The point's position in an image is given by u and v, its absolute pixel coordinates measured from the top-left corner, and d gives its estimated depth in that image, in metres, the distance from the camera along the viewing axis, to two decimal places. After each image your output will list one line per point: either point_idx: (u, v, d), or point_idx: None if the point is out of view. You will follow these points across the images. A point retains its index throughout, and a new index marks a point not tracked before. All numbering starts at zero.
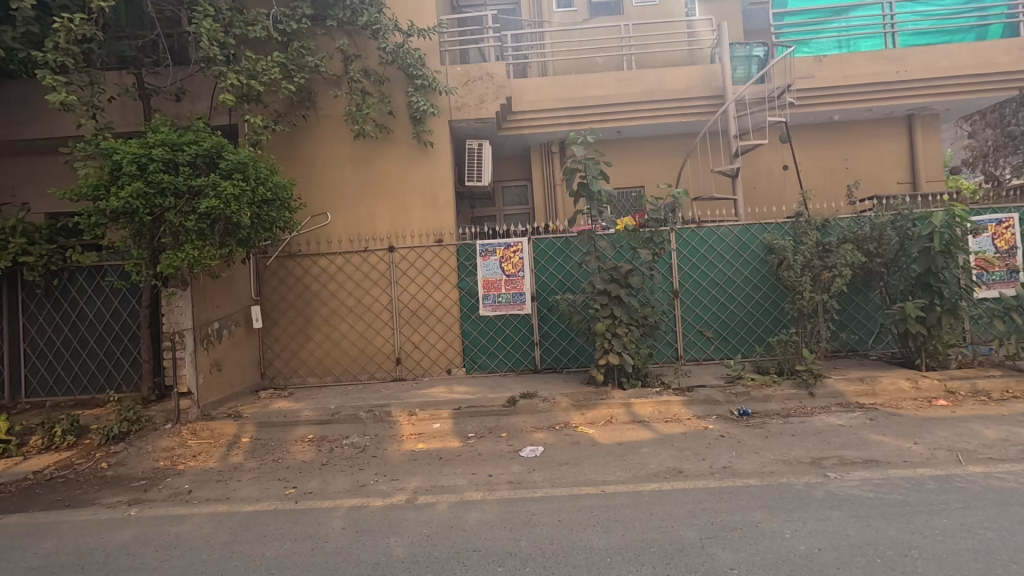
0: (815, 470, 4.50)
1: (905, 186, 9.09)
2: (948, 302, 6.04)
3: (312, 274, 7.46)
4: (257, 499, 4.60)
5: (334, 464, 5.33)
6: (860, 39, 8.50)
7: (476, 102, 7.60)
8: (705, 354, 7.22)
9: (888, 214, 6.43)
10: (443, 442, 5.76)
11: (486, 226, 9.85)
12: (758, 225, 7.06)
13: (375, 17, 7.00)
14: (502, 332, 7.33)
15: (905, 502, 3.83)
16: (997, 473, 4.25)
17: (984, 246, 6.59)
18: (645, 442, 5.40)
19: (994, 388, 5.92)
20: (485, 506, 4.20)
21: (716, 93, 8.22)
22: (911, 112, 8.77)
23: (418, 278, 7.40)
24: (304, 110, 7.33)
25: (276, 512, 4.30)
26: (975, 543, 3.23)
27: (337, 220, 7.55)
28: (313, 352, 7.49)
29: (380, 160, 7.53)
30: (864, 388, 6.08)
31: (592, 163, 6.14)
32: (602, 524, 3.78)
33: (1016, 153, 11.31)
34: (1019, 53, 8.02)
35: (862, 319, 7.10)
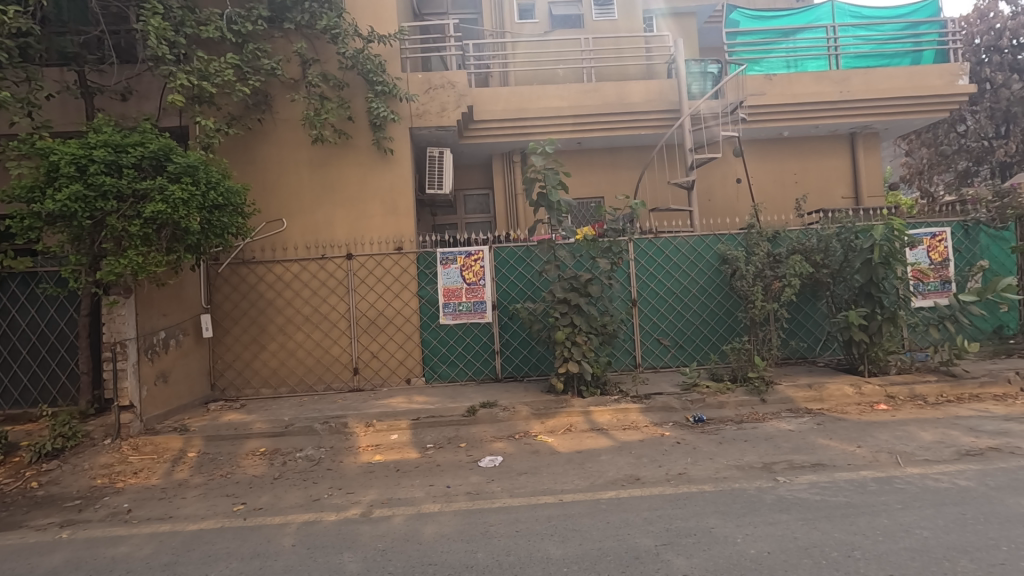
0: (766, 475, 4.64)
1: (849, 202, 9.52)
2: (888, 311, 6.33)
3: (267, 281, 7.26)
4: (202, 516, 4.40)
5: (287, 478, 5.17)
6: (807, 60, 8.86)
7: (437, 110, 7.60)
8: (662, 362, 7.37)
9: (834, 227, 6.72)
10: (401, 454, 5.66)
11: (447, 234, 9.80)
12: (713, 236, 7.28)
13: (334, 22, 6.92)
14: (463, 341, 7.30)
15: (849, 504, 3.99)
16: (933, 473, 4.47)
17: (920, 258, 6.97)
18: (604, 449, 5.45)
19: (931, 392, 6.26)
20: (443, 518, 4.15)
21: (672, 107, 8.48)
22: (854, 131, 9.24)
23: (377, 286, 7.29)
24: (260, 114, 7.16)
25: (223, 530, 4.13)
26: (912, 542, 3.39)
27: (293, 227, 7.39)
28: (267, 363, 7.28)
29: (339, 166, 7.41)
30: (812, 394, 6.31)
31: (551, 172, 6.20)
32: (560, 534, 3.78)
33: (947, 171, 13.07)
34: (949, 78, 8.61)
35: (811, 327, 7.40)
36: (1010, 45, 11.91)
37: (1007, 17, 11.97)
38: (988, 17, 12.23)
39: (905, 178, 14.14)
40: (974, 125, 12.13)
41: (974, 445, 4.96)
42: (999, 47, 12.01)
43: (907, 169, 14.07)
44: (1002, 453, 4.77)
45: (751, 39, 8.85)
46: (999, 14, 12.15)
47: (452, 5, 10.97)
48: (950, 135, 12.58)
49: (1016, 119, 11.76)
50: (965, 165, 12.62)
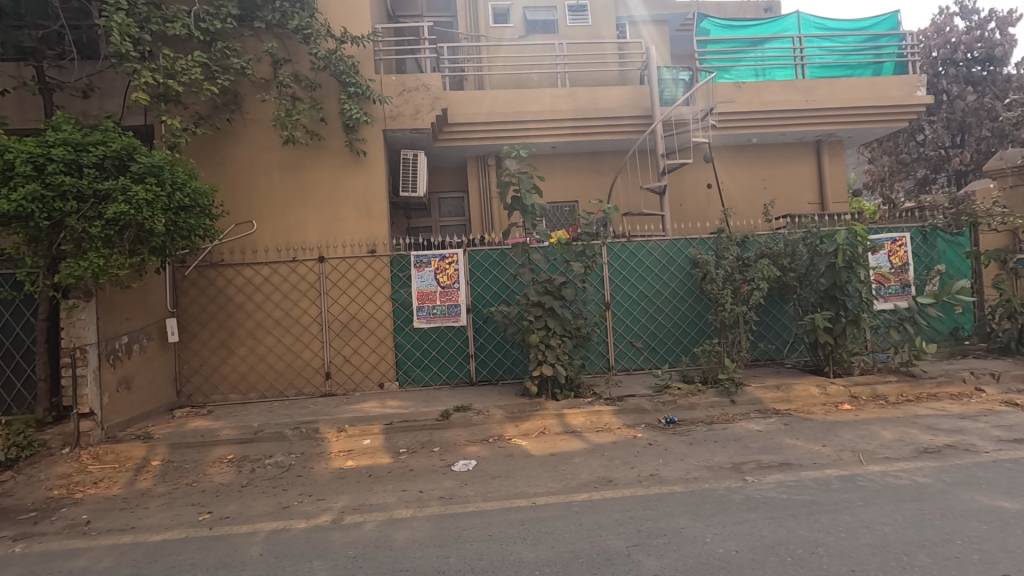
0: (735, 475, 4.73)
1: (815, 207, 9.78)
2: (852, 313, 6.51)
3: (236, 285, 7.12)
4: (165, 527, 4.28)
5: (255, 486, 5.06)
6: (775, 69, 9.06)
7: (411, 112, 7.56)
8: (635, 364, 7.45)
9: (800, 232, 6.92)
10: (374, 459, 5.61)
11: (421, 237, 9.75)
12: (684, 240, 7.41)
13: (306, 21, 6.84)
14: (437, 345, 7.25)
15: (814, 502, 4.10)
16: (892, 471, 4.63)
17: (882, 262, 7.21)
18: (577, 452, 5.49)
19: (892, 392, 6.46)
20: (415, 523, 4.12)
21: (644, 113, 8.61)
22: (820, 138, 9.53)
23: (350, 289, 7.21)
24: (229, 114, 7.03)
25: (187, 540, 4.02)
26: (873, 538, 3.50)
27: (263, 229, 7.27)
28: (235, 368, 7.13)
29: (310, 168, 7.31)
30: (780, 395, 6.47)
31: (525, 176, 6.23)
32: (532, 537, 3.79)
33: (907, 178, 13.85)
34: (908, 89, 8.92)
35: (779, 330, 7.57)
36: (965, 58, 12.90)
37: (962, 32, 13.00)
38: (945, 32, 13.25)
39: (868, 184, 14.96)
40: (931, 134, 13.00)
41: (931, 443, 5.14)
42: (954, 60, 13.01)
43: (869, 176, 14.90)
44: (957, 450, 4.95)
45: (721, 47, 9.06)
46: (955, 29, 13.15)
47: (426, 8, 10.94)
48: (910, 143, 13.46)
49: (970, 130, 12.68)
50: (924, 173, 13.43)
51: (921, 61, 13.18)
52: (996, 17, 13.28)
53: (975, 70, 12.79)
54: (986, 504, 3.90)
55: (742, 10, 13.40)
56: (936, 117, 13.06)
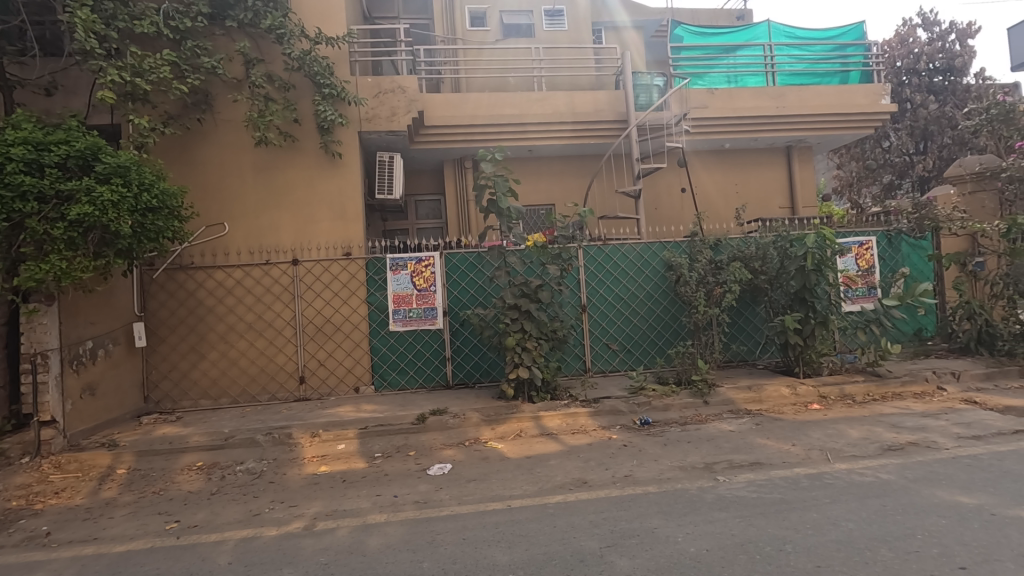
0: (707, 475, 4.81)
1: (785, 212, 10.00)
2: (821, 315, 6.67)
3: (207, 288, 6.98)
4: (131, 537, 4.16)
5: (225, 493, 4.96)
6: (747, 75, 9.24)
7: (387, 114, 7.51)
8: (611, 366, 7.52)
9: (770, 236, 7.07)
10: (348, 464, 5.54)
11: (398, 240, 9.68)
12: (658, 243, 7.51)
13: (279, 21, 6.76)
14: (413, 348, 7.20)
15: (783, 500, 4.19)
16: (858, 468, 4.76)
17: (849, 264, 7.42)
18: (553, 454, 5.51)
19: (858, 392, 6.64)
20: (389, 528, 4.09)
21: (620, 118, 8.71)
22: (790, 144, 9.76)
23: (325, 292, 7.12)
24: (200, 114, 6.91)
25: (154, 549, 3.92)
26: (838, 534, 3.59)
27: (235, 231, 7.14)
28: (206, 373, 6.98)
29: (284, 169, 7.20)
30: (752, 395, 6.60)
31: (501, 180, 6.25)
32: (506, 540, 3.79)
33: (874, 184, 14.28)
34: (874, 98, 9.20)
35: (751, 331, 7.73)
36: (927, 68, 13.41)
37: (924, 43, 13.50)
38: (908, 42, 13.74)
39: (836, 189, 15.39)
40: (896, 142, 13.51)
41: (895, 441, 5.30)
42: (917, 70, 13.52)
43: (837, 181, 15.35)
44: (920, 448, 5.12)
45: (694, 54, 9.20)
46: (918, 40, 13.64)
47: (403, 10, 10.89)
48: (876, 150, 13.93)
49: (932, 138, 13.20)
50: (890, 179, 13.78)
51: (886, 71, 13.66)
52: (956, 29, 13.79)
53: (937, 80, 13.31)
54: (946, 499, 4.03)
55: (715, 17, 13.65)
56: (900, 125, 13.60)
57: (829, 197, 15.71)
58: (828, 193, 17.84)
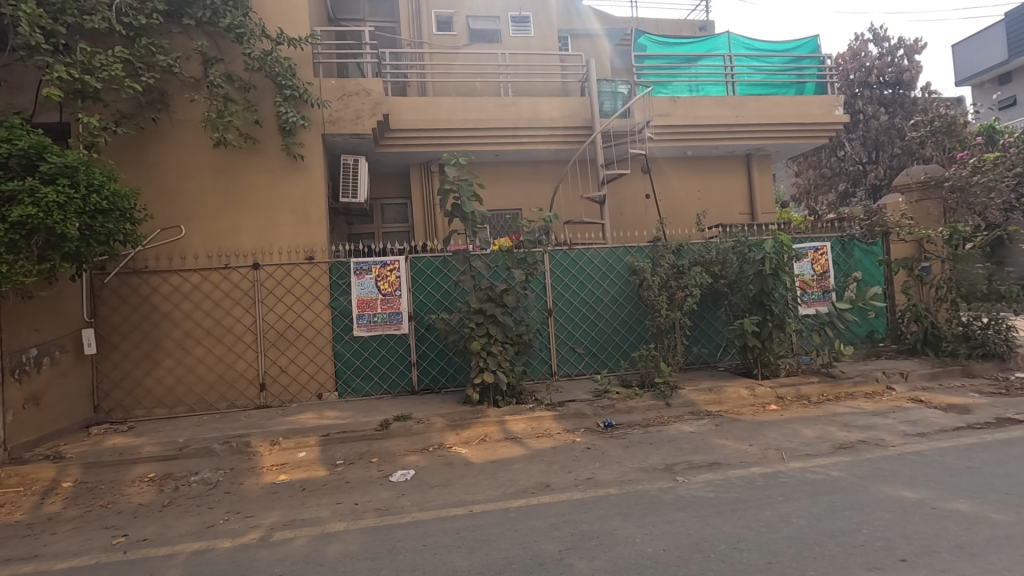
0: (667, 476, 4.90)
1: (745, 218, 10.28)
2: (778, 318, 6.88)
3: (162, 293, 6.74)
4: (74, 553, 3.97)
5: (177, 505, 4.78)
6: (708, 85, 9.52)
7: (351, 117, 7.41)
8: (577, 369, 7.58)
9: (730, 241, 7.25)
10: (309, 472, 5.43)
11: (364, 244, 9.54)
12: (623, 248, 7.63)
13: (239, 20, 6.62)
14: (378, 353, 7.10)
15: (739, 499, 4.30)
16: (811, 466, 4.92)
17: (805, 269, 7.71)
18: (517, 458, 5.52)
19: (814, 392, 6.86)
20: (348, 537, 4.02)
21: (585, 124, 8.81)
22: (749, 152, 10.06)
23: (286, 297, 6.96)
24: (155, 113, 6.69)
25: (99, 565, 3.75)
26: (789, 531, 3.70)
27: (192, 234, 6.93)
28: (161, 380, 6.74)
29: (244, 171, 7.03)
30: (712, 397, 6.76)
31: (465, 184, 6.22)
32: (467, 545, 3.78)
33: (830, 192, 14.79)
34: (828, 109, 9.59)
35: (712, 334, 7.91)
36: (877, 81, 14.15)
37: (875, 58, 14.23)
38: (860, 56, 14.47)
39: (795, 196, 15.94)
40: (849, 151, 14.18)
41: (846, 439, 5.51)
42: (868, 83, 14.25)
43: (796, 189, 15.90)
44: (868, 445, 5.33)
45: (658, 63, 9.40)
46: (869, 55, 14.37)
47: (369, 12, 10.79)
48: (832, 159, 14.50)
49: (883, 148, 13.95)
50: (844, 187, 14.37)
51: (841, 83, 14.42)
52: (904, 45, 14.46)
53: (886, 92, 14.06)
54: (890, 494, 4.21)
55: (678, 28, 13.98)
56: (854, 135, 14.31)
57: (787, 205, 16.24)
58: (787, 201, 18.42)
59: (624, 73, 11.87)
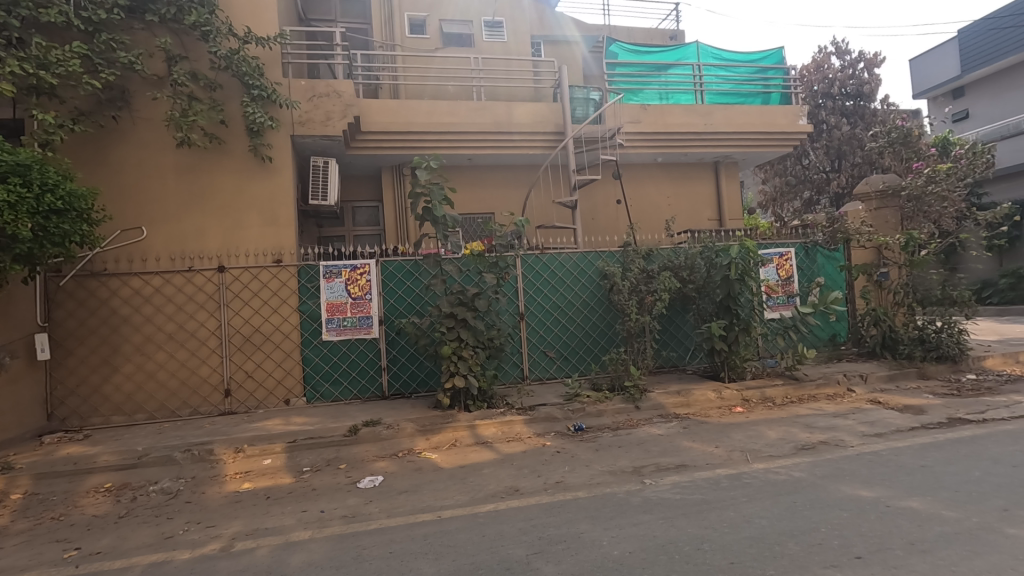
0: (635, 478, 4.95)
1: (713, 224, 10.49)
2: (744, 322, 7.04)
3: (122, 296, 6.52)
4: (22, 567, 3.80)
5: (135, 516, 4.62)
6: (679, 94, 9.66)
7: (322, 118, 7.31)
8: (549, 373, 7.61)
9: (698, 246, 7.39)
10: (273, 479, 5.31)
11: (334, 247, 9.39)
12: (594, 252, 7.70)
13: (205, 18, 6.50)
14: (347, 358, 7.00)
15: (704, 500, 4.37)
16: (774, 467, 5.04)
17: (770, 274, 7.96)
18: (487, 463, 5.51)
19: (778, 395, 7.03)
20: (312, 545, 3.94)
21: (557, 129, 8.88)
22: (717, 160, 10.28)
23: (253, 301, 6.81)
24: (115, 111, 6.49)
25: None
26: (752, 531, 3.78)
27: (154, 236, 6.73)
28: (120, 387, 6.51)
29: (209, 172, 6.86)
30: (681, 399, 6.87)
31: (436, 188, 6.18)
32: (434, 552, 3.74)
33: (795, 199, 15.33)
34: (793, 118, 9.87)
35: (681, 338, 8.04)
36: (840, 93, 14.67)
37: (837, 70, 14.73)
38: (823, 68, 14.93)
39: (762, 203, 16.37)
40: (814, 159, 14.69)
41: (808, 440, 5.66)
42: (831, 94, 14.73)
43: (762, 196, 16.34)
44: (829, 446, 5.49)
45: (629, 71, 9.53)
46: (831, 67, 14.87)
47: (340, 13, 10.68)
48: (797, 167, 15.01)
49: (845, 157, 14.49)
50: (809, 195, 14.95)
51: (805, 93, 14.87)
52: (864, 58, 15.00)
53: (848, 103, 14.59)
54: (848, 493, 4.33)
55: (649, 37, 14.21)
56: (818, 144, 14.80)
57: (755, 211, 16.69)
58: (754, 207, 18.90)
59: (596, 80, 12.00)
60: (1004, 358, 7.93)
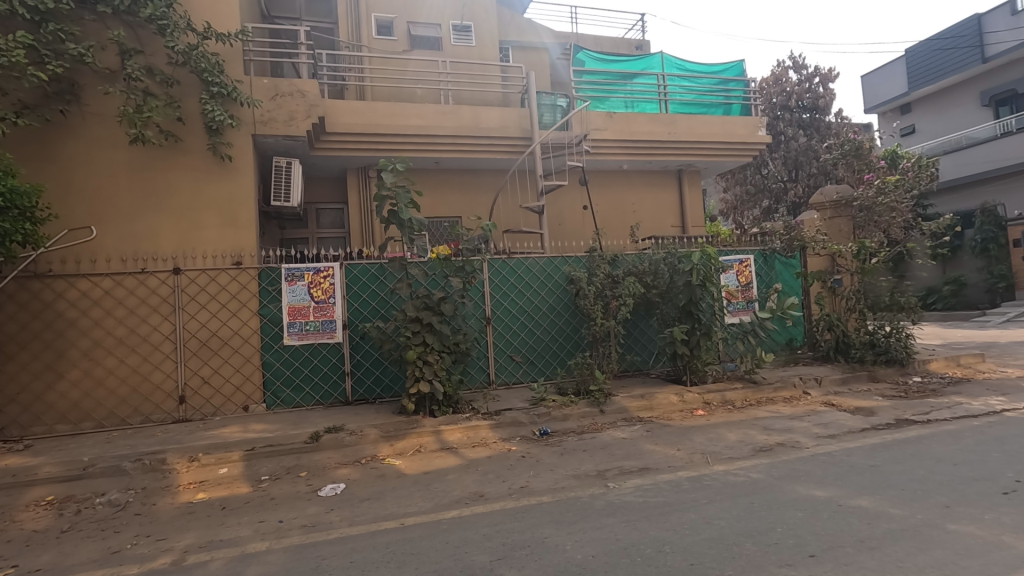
0: (599, 482, 4.98)
1: (677, 230, 10.69)
2: (705, 327, 7.20)
3: (68, 298, 6.21)
4: None
5: (78, 530, 4.39)
6: (643, 102, 9.84)
7: (285, 118, 7.17)
8: (515, 377, 7.61)
9: (662, 252, 7.52)
10: (229, 489, 5.14)
11: (297, 249, 9.18)
12: (561, 257, 7.75)
13: (162, 11, 6.30)
14: (310, 363, 6.83)
15: (666, 503, 4.44)
16: (733, 469, 5.16)
17: (731, 280, 8.23)
18: (451, 468, 5.46)
19: (737, 398, 7.20)
20: (269, 556, 3.82)
21: (524, 135, 8.91)
22: (681, 168, 10.52)
23: (210, 304, 6.59)
24: (63, 105, 6.20)
25: None
26: (711, 532, 3.85)
27: (104, 236, 6.45)
28: (65, 394, 6.19)
29: (165, 170, 6.62)
30: (644, 403, 6.96)
31: (402, 191, 6.11)
32: (396, 560, 3.68)
33: (755, 208, 15.77)
34: (752, 129, 10.20)
35: (645, 342, 8.17)
36: (797, 106, 15.27)
37: (795, 83, 15.33)
38: (782, 81, 15.50)
39: (723, 211, 16.77)
40: (773, 169, 15.19)
41: (766, 442, 5.82)
42: (788, 106, 15.33)
43: (724, 204, 16.78)
44: (785, 447, 5.65)
45: (595, 79, 9.68)
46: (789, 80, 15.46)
47: (305, 11, 10.48)
48: (757, 176, 15.48)
49: (802, 167, 15.06)
50: (767, 203, 15.41)
51: (764, 105, 15.38)
52: (820, 73, 15.60)
53: (804, 116, 15.20)
54: (803, 493, 4.47)
55: (616, 46, 14.43)
56: (776, 155, 15.31)
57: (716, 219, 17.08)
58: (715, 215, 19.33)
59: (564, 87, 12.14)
60: (947, 362, 8.32)
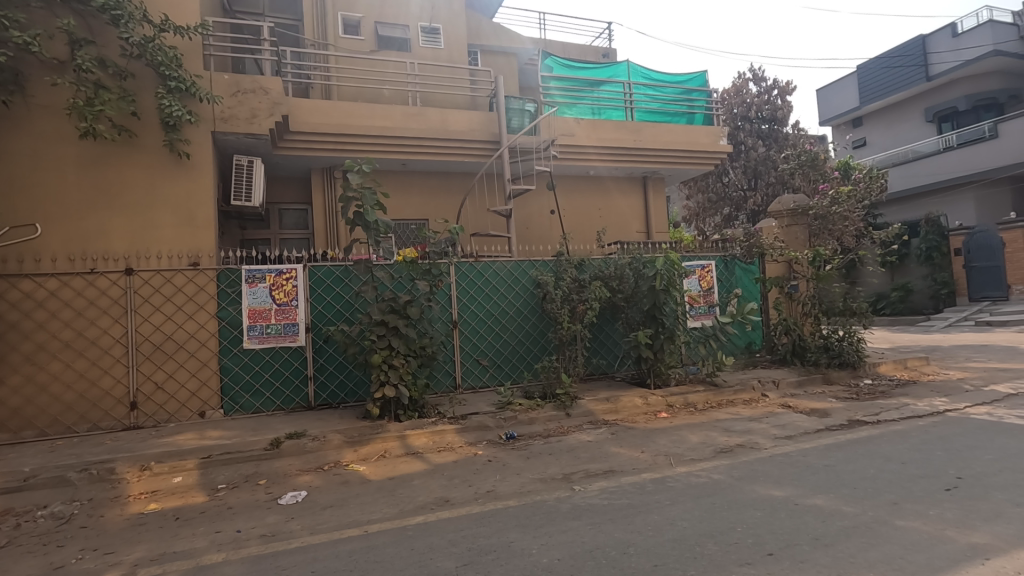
0: (564, 485, 5.00)
1: (642, 236, 10.86)
2: (669, 330, 7.33)
3: (9, 300, 5.88)
4: None
5: (18, 545, 4.15)
6: (609, 109, 9.97)
7: (246, 115, 6.98)
8: (481, 381, 7.57)
9: (627, 257, 7.63)
10: (184, 499, 4.94)
11: (258, 251, 8.94)
12: (528, 261, 7.77)
13: (115, 1, 6.06)
14: (270, 367, 6.64)
15: (631, 505, 4.48)
16: (695, 470, 5.26)
17: (693, 285, 8.42)
18: (416, 474, 5.38)
19: (699, 400, 7.34)
20: (226, 568, 3.68)
21: (492, 138, 8.91)
22: (646, 175, 10.69)
23: (164, 306, 6.35)
24: (6, 95, 5.88)
25: None
26: (675, 533, 3.91)
27: (49, 234, 6.14)
28: (4, 401, 5.84)
29: (116, 166, 6.35)
30: (609, 406, 7.02)
31: (368, 193, 6.01)
32: (359, 569, 3.60)
33: (716, 215, 16.17)
34: (714, 138, 10.48)
35: (610, 346, 8.27)
36: (756, 117, 15.79)
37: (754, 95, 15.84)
38: (742, 92, 15.98)
39: (685, 218, 17.12)
40: (733, 178, 15.63)
41: (727, 443, 5.95)
42: (748, 117, 15.85)
43: (686, 211, 17.15)
44: (745, 449, 5.79)
45: (563, 84, 9.73)
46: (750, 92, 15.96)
47: (268, 7, 10.26)
48: (718, 184, 15.88)
49: (761, 176, 15.53)
50: (728, 211, 15.84)
51: (726, 115, 15.84)
52: (777, 85, 16.10)
53: (763, 127, 15.71)
54: (762, 493, 4.58)
55: (583, 53, 14.59)
56: (736, 163, 15.76)
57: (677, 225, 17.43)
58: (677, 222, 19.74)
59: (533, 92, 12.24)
60: (896, 365, 8.68)
